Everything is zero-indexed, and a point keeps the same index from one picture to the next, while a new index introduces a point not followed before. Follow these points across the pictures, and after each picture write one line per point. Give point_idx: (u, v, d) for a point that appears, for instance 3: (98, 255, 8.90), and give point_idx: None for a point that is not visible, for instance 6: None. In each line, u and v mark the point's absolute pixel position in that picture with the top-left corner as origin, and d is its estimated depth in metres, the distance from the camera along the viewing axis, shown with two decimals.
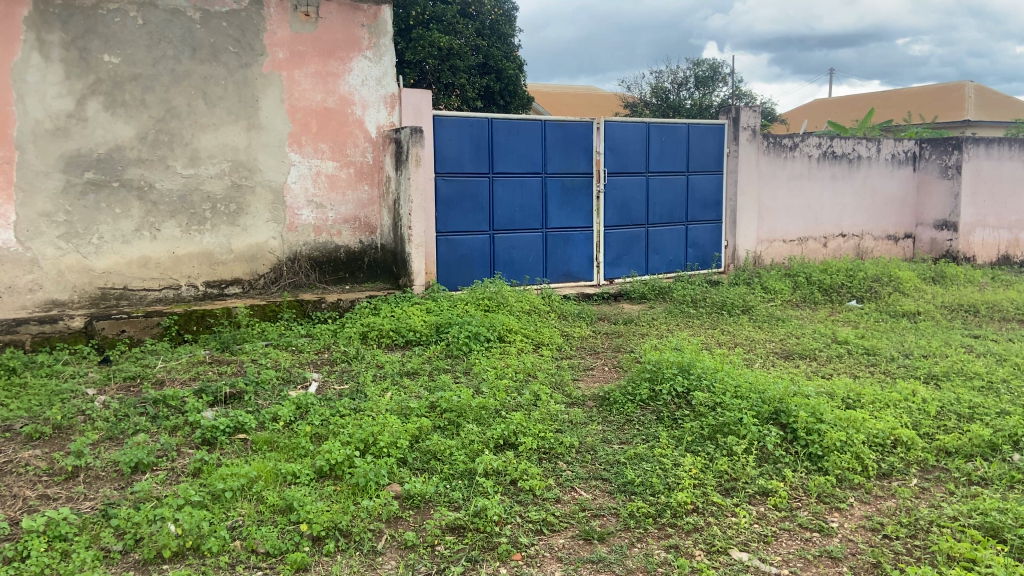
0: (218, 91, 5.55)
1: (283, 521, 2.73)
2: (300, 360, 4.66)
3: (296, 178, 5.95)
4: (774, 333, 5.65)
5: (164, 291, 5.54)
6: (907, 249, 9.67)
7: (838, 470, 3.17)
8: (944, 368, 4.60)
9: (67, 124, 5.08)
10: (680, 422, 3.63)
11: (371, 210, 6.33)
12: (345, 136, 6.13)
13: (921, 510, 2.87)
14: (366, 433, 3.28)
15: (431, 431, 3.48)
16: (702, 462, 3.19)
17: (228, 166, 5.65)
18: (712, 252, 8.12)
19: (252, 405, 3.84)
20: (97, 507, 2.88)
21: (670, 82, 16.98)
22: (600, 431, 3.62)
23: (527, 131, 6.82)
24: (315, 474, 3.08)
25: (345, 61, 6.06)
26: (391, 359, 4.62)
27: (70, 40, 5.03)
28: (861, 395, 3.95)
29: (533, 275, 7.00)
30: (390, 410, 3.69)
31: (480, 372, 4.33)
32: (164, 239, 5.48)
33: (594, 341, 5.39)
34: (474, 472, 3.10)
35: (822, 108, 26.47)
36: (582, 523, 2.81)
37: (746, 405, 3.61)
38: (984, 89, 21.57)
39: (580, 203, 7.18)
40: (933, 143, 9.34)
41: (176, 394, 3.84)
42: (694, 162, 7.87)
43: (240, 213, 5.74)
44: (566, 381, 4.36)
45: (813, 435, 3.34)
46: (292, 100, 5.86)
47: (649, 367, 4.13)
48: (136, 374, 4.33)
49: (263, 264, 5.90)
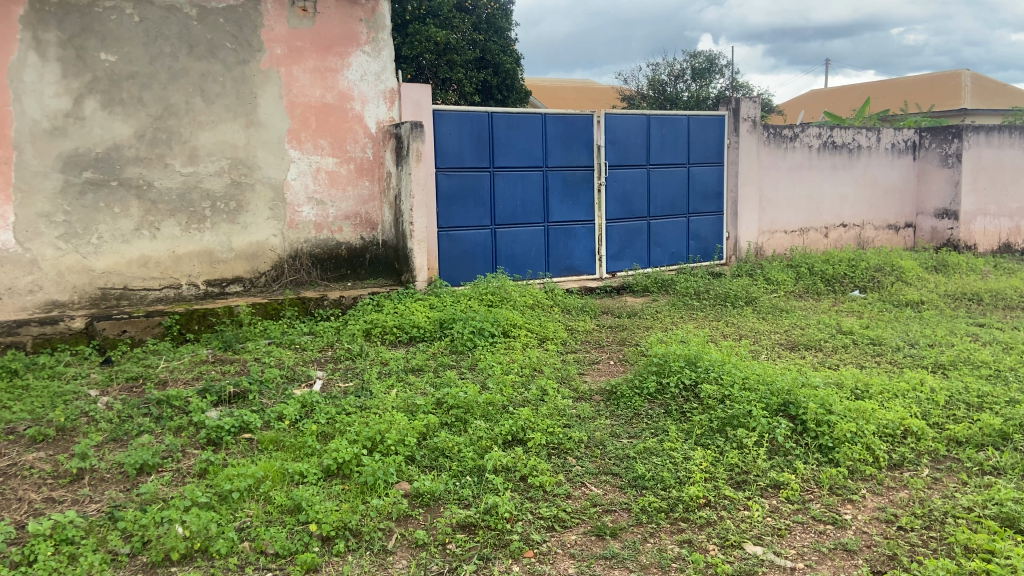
0: (216, 88, 5.51)
1: (293, 521, 2.71)
2: (304, 358, 4.63)
3: (296, 175, 5.91)
4: (779, 324, 5.64)
5: (165, 290, 5.51)
6: (909, 239, 9.65)
7: (849, 462, 3.14)
8: (951, 357, 4.58)
9: (65, 123, 5.04)
10: (689, 415, 3.61)
11: (372, 206, 6.30)
12: (345, 132, 6.09)
13: (935, 501, 2.86)
14: (374, 431, 3.26)
15: (438, 429, 3.45)
16: (712, 455, 3.16)
17: (227, 164, 5.61)
18: (714, 244, 8.08)
19: (257, 404, 3.81)
20: (103, 510, 2.87)
21: (667, 74, 16.91)
22: (608, 425, 3.59)
23: (528, 124, 6.77)
24: (323, 474, 3.06)
25: (344, 56, 6.01)
26: (396, 356, 4.59)
27: (67, 38, 4.99)
28: (870, 385, 3.92)
29: (535, 269, 6.97)
30: (396, 407, 3.67)
31: (487, 367, 4.29)
32: (164, 238, 5.44)
33: (598, 335, 5.35)
34: (483, 468, 3.08)
35: (819, 99, 26.52)
36: (594, 519, 2.79)
37: (756, 397, 3.59)
38: (981, 77, 21.64)
39: (582, 196, 7.14)
40: (934, 132, 9.31)
41: (180, 394, 3.81)
42: (695, 154, 7.83)
43: (241, 211, 5.70)
44: (573, 375, 4.32)
45: (822, 426, 3.32)
46: (292, 96, 5.82)
47: (656, 360, 4.10)
48: (139, 374, 4.31)
49: (264, 262, 5.87)
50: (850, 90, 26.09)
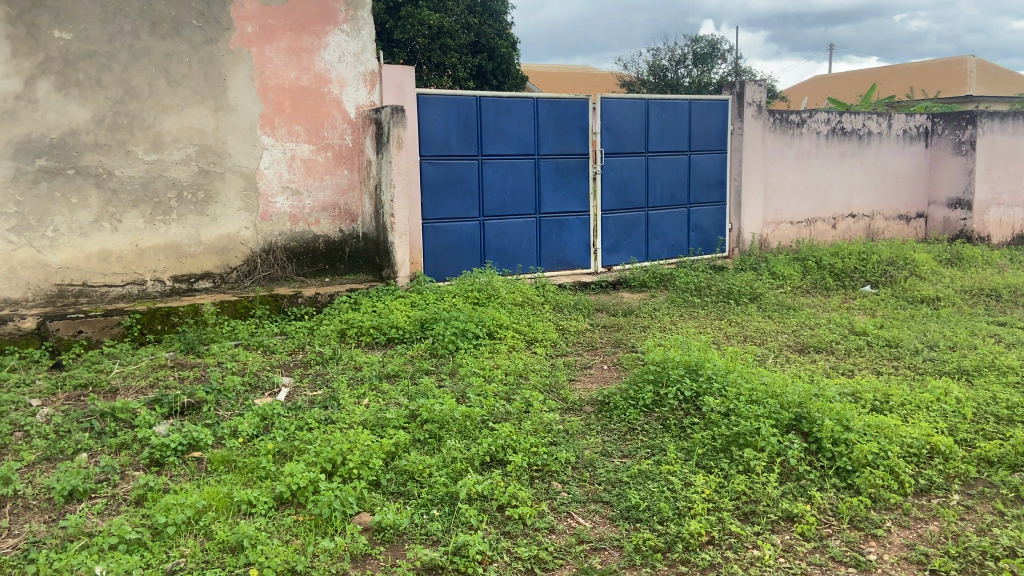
0: (182, 69, 5.11)
1: (232, 564, 2.34)
2: (271, 362, 4.25)
3: (269, 163, 5.52)
4: (787, 323, 5.26)
5: (127, 286, 5.12)
6: (919, 230, 9.25)
7: (871, 489, 2.78)
8: (975, 361, 4.21)
9: (15, 106, 4.65)
10: (689, 431, 3.24)
11: (351, 196, 5.92)
12: (322, 117, 5.69)
13: (971, 538, 2.50)
14: (334, 452, 2.87)
15: (408, 448, 3.08)
16: (715, 481, 2.79)
17: (194, 151, 5.22)
18: (716, 236, 7.69)
19: (211, 416, 3.43)
20: (19, 547, 2.50)
21: (667, 60, 16.46)
22: (599, 442, 3.22)
23: (519, 109, 6.37)
24: (274, 502, 2.68)
25: (321, 35, 5.60)
26: (370, 360, 4.21)
27: (17, 14, 4.58)
28: (889, 397, 3.55)
29: (526, 263, 6.58)
30: (364, 421, 3.29)
31: (467, 374, 3.91)
32: (126, 231, 5.06)
33: (592, 336, 4.97)
34: (456, 497, 2.71)
35: (822, 86, 26.06)
36: (580, 560, 2.42)
37: (765, 411, 3.21)
38: (987, 63, 21.19)
39: (576, 186, 6.74)
40: (946, 117, 8.91)
41: (126, 405, 3.42)
42: (696, 141, 7.42)
43: (209, 202, 5.31)
44: (562, 382, 3.95)
45: (839, 445, 2.97)
46: (264, 79, 5.42)
47: (653, 367, 3.73)
48: (88, 381, 3.92)
49: (235, 257, 5.48)
50: (854, 76, 25.61)
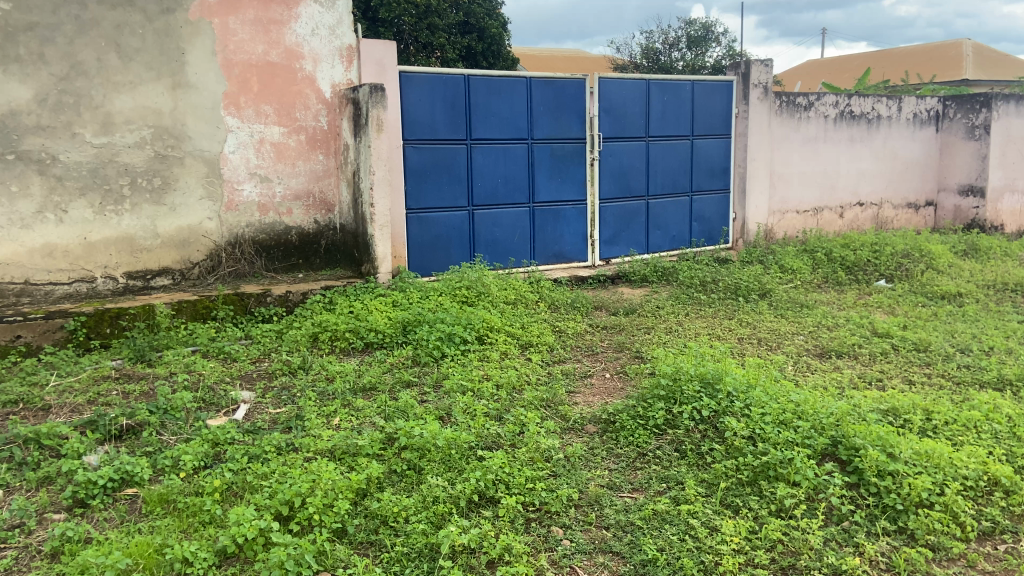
0: (135, 42, 4.58)
1: None
2: (232, 372, 3.78)
3: (234, 147, 5.00)
4: (802, 323, 4.82)
5: (75, 284, 4.61)
6: (928, 218, 8.84)
7: (929, 536, 2.35)
8: (1016, 369, 3.79)
9: None
10: (709, 459, 2.80)
11: (327, 184, 5.42)
12: (293, 96, 5.18)
13: None
14: (292, 493, 2.41)
15: (382, 484, 2.63)
16: (746, 526, 2.36)
17: (150, 134, 4.70)
18: (719, 226, 7.24)
19: (154, 442, 2.96)
20: None
21: (661, 43, 15.94)
22: (604, 472, 2.78)
23: (510, 89, 5.87)
24: (216, 558, 2.23)
25: (291, 5, 5.07)
26: (345, 369, 3.74)
27: None
28: (932, 415, 3.12)
29: (518, 256, 6.12)
30: (332, 450, 2.83)
31: (454, 389, 3.45)
32: (74, 223, 4.54)
33: (592, 339, 4.52)
34: (437, 550, 2.27)
35: (816, 70, 25.60)
36: None
37: (798, 435, 2.77)
38: (984, 47, 20.80)
39: (572, 172, 6.26)
40: (958, 100, 8.48)
41: (53, 429, 2.94)
42: (699, 124, 6.95)
43: (167, 190, 4.80)
44: (561, 396, 3.49)
45: (885, 479, 2.54)
46: (228, 53, 4.89)
47: (664, 381, 3.27)
48: (19, 397, 3.44)
49: (197, 250, 4.99)
50: (849, 60, 25.16)
